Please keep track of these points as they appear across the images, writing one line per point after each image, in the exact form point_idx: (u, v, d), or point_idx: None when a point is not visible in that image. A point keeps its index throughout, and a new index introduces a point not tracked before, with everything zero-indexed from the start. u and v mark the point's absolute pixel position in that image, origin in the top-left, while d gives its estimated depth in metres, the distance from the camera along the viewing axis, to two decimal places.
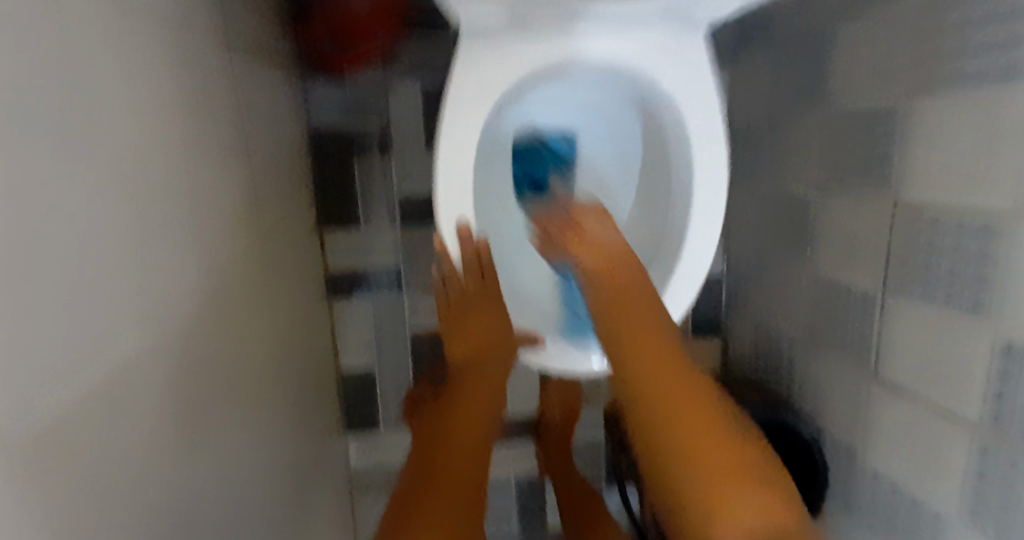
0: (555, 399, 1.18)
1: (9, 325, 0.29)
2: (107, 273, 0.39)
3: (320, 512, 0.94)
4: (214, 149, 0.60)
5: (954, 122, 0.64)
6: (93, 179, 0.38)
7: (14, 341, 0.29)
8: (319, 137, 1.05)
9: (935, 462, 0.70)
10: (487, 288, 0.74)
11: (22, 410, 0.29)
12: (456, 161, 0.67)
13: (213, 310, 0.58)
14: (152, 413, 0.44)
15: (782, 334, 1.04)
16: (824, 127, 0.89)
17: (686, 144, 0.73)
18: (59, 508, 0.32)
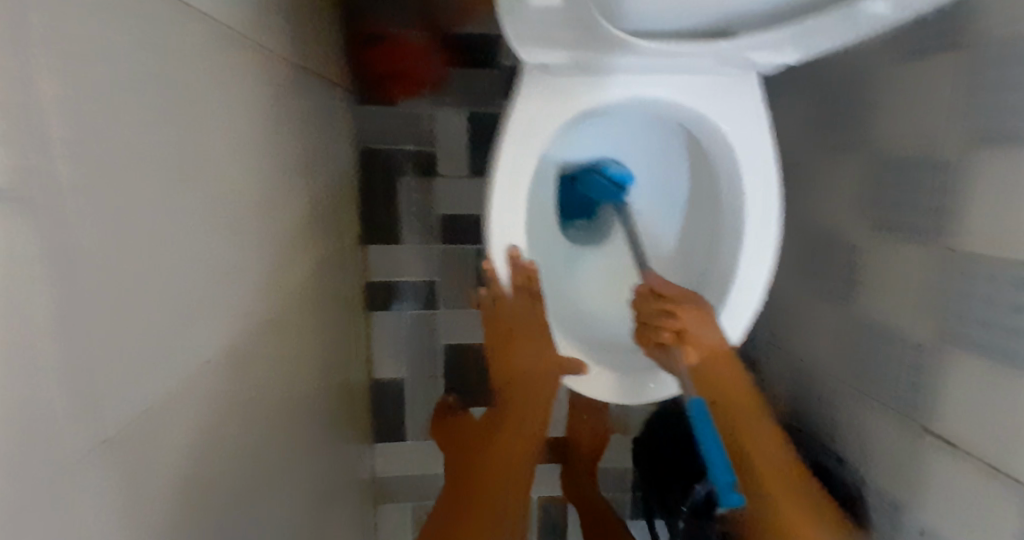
0: (584, 423, 1.18)
1: (103, 336, 0.31)
2: (193, 285, 0.41)
3: (347, 521, 0.95)
4: (279, 165, 0.63)
5: (1016, 174, 0.63)
6: (183, 197, 0.40)
7: (105, 351, 0.31)
8: (368, 154, 1.08)
9: (985, 524, 0.67)
10: (536, 314, 0.74)
11: (111, 414, 0.31)
12: (511, 188, 0.68)
13: (269, 323, 0.60)
14: (216, 419, 0.46)
15: (822, 376, 1.01)
16: (874, 168, 0.88)
17: (737, 182, 0.73)
18: (134, 507, 0.34)
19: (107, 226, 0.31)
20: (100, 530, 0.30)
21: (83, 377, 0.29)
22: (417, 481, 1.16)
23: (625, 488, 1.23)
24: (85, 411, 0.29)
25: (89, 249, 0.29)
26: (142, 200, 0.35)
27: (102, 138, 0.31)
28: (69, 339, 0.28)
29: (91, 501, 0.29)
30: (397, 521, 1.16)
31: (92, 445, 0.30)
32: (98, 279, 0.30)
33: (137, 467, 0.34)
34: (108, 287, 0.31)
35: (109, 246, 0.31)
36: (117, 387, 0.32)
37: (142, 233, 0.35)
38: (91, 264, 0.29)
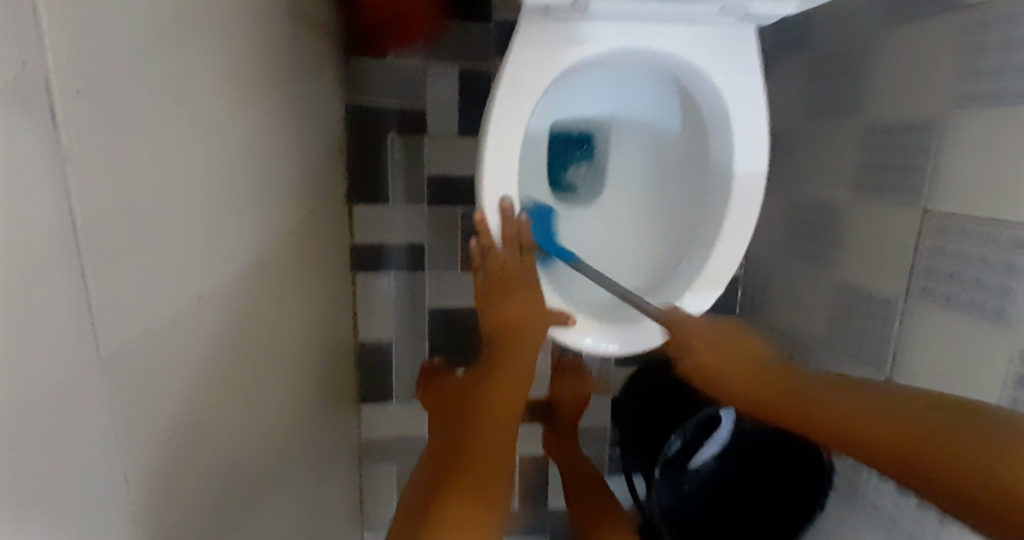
0: (567, 383, 1.20)
1: (99, 250, 0.30)
2: (190, 212, 0.41)
3: (335, 477, 0.96)
4: (273, 107, 0.62)
5: (997, 134, 0.66)
6: (181, 119, 0.40)
7: (101, 263, 0.31)
8: (358, 111, 1.06)
9: None
10: (525, 262, 0.74)
11: (110, 326, 0.32)
12: (506, 138, 0.68)
13: (264, 271, 0.59)
14: (213, 354, 0.46)
15: (798, 340, 1.05)
16: (858, 133, 0.90)
17: (729, 135, 0.74)
18: (131, 428, 0.34)
19: (99, 142, 0.30)
20: (98, 445, 0.31)
21: (80, 287, 0.29)
22: (403, 442, 1.17)
23: (606, 449, 1.26)
24: (76, 330, 0.29)
25: (86, 159, 0.29)
26: (138, 122, 0.34)
27: (102, 43, 0.30)
28: (68, 247, 0.28)
29: (90, 418, 0.30)
30: (383, 482, 1.18)
31: (88, 363, 0.30)
32: (95, 189, 0.30)
33: (131, 397, 0.34)
34: (105, 209, 0.31)
35: (104, 164, 0.30)
36: (111, 309, 0.32)
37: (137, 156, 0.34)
38: (89, 179, 0.29)
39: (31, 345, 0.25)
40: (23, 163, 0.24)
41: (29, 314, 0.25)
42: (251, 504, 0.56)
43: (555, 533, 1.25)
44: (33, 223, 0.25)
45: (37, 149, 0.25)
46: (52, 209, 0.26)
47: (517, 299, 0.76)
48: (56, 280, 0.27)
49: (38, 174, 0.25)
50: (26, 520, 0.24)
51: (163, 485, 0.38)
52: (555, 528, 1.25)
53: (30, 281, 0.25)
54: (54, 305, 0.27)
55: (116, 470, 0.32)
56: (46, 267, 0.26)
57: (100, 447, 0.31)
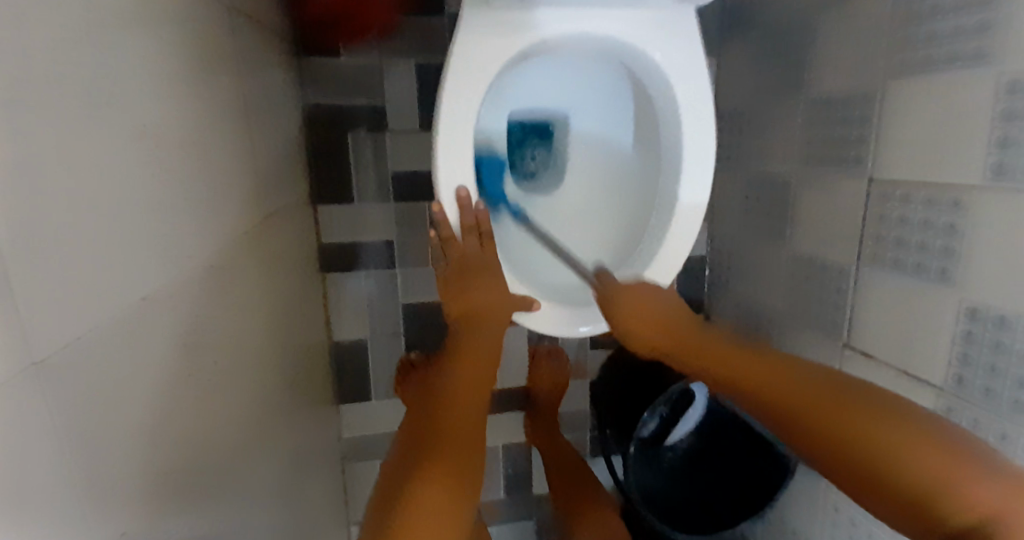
0: (545, 372, 1.20)
1: (39, 258, 0.31)
2: (126, 215, 0.41)
3: (315, 478, 0.96)
4: (216, 108, 0.61)
5: (932, 102, 0.69)
6: (112, 123, 0.40)
7: (40, 271, 0.31)
8: (316, 110, 1.06)
9: None
10: (486, 251, 0.74)
11: (54, 332, 0.32)
12: (457, 130, 0.69)
13: (219, 275, 0.59)
14: (167, 357, 0.46)
15: (763, 312, 1.08)
16: (805, 107, 0.92)
17: (676, 116, 0.76)
18: (83, 433, 0.34)
19: (31, 148, 0.30)
20: (50, 453, 0.31)
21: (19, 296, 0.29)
22: (384, 439, 1.18)
23: (586, 433, 1.28)
24: (21, 332, 0.29)
25: (20, 168, 0.29)
26: (69, 126, 0.34)
27: (26, 55, 0.30)
28: (3, 257, 0.28)
29: (40, 420, 0.30)
30: (366, 479, 1.19)
31: (35, 366, 0.30)
32: (30, 199, 0.30)
33: (80, 402, 0.34)
34: (43, 214, 0.31)
35: (39, 169, 0.31)
36: (54, 312, 0.32)
37: (69, 160, 0.34)
38: (25, 189, 0.29)
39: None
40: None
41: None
42: (224, 505, 0.57)
43: (541, 519, 1.27)
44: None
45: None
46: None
47: (478, 289, 0.75)
48: (0, 283, 0.27)
49: None
50: None
51: (125, 489, 0.39)
52: (540, 513, 1.27)
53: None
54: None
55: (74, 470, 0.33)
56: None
57: (54, 447, 0.31)
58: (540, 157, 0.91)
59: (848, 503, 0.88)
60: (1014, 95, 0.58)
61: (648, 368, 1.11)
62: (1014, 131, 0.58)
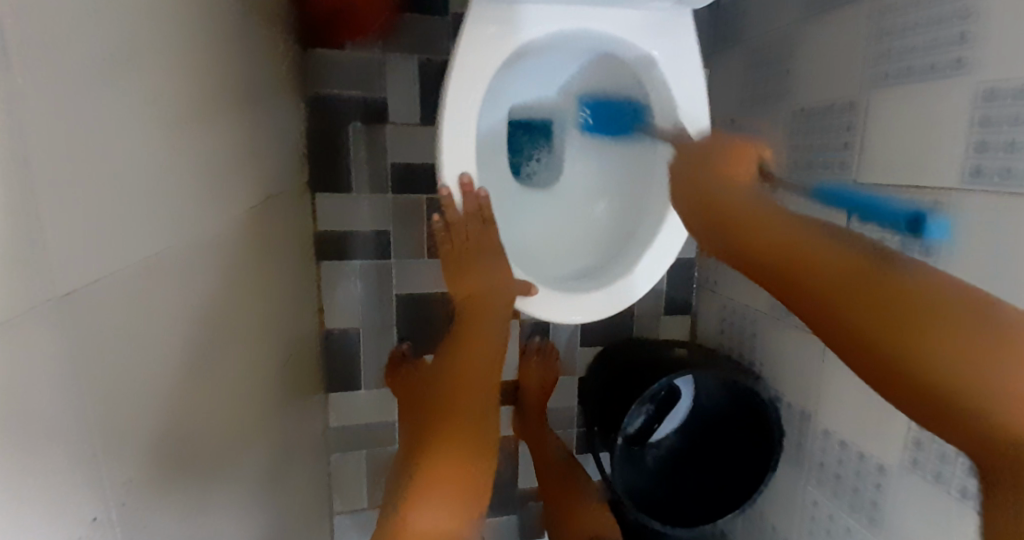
0: (534, 370, 1.21)
1: (54, 200, 0.31)
2: (141, 175, 0.42)
3: (303, 464, 0.96)
4: (225, 86, 0.62)
5: (913, 111, 0.72)
6: (131, 85, 0.41)
7: (56, 215, 0.32)
8: (318, 100, 1.07)
9: (882, 418, 0.79)
10: (489, 236, 0.75)
11: (70, 274, 0.33)
12: (463, 115, 0.70)
13: (225, 248, 0.60)
14: (172, 318, 0.47)
15: (749, 313, 1.11)
16: (791, 114, 0.96)
17: (671, 114, 0.79)
18: (90, 378, 0.35)
19: (50, 91, 0.31)
20: (57, 392, 0.32)
21: (40, 235, 0.30)
22: (373, 429, 1.18)
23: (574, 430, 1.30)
24: (32, 269, 0.29)
25: (45, 113, 0.30)
26: (87, 77, 0.35)
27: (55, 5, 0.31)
28: (30, 197, 0.29)
29: (41, 359, 0.30)
30: (352, 470, 1.19)
31: (40, 305, 0.30)
32: (54, 143, 0.31)
33: (87, 347, 0.35)
34: (57, 156, 0.32)
35: (56, 112, 0.31)
36: (60, 253, 0.32)
37: (85, 109, 0.34)
38: (47, 132, 0.31)
39: None
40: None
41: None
42: (219, 474, 0.57)
43: (526, 514, 1.28)
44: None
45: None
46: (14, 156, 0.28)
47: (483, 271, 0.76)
48: (13, 215, 0.27)
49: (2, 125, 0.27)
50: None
51: (126, 440, 0.39)
52: (525, 508, 1.28)
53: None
54: (19, 246, 0.28)
55: (70, 415, 0.33)
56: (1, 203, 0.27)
57: (48, 387, 0.31)
58: (543, 159, 0.95)
59: (825, 498, 0.91)
60: (989, 104, 0.62)
61: (637, 366, 1.11)
62: (988, 139, 0.62)
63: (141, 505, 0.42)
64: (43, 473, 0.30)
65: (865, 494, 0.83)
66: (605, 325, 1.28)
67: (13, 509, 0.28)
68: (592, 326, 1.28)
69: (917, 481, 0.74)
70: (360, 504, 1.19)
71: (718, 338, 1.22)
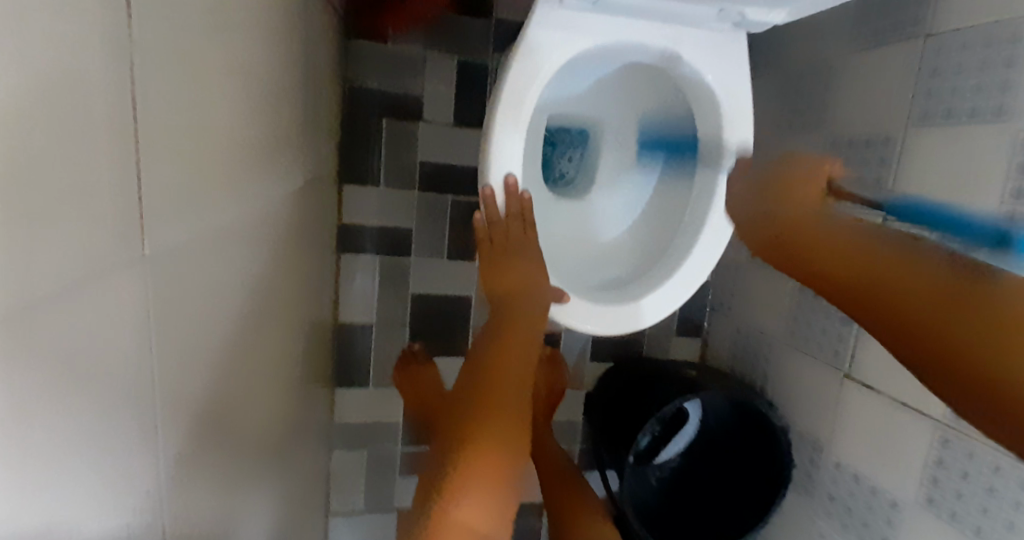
0: (543, 379, 1.15)
1: (143, 161, 0.31)
2: (213, 145, 0.42)
3: (307, 457, 0.95)
4: (284, 65, 0.63)
5: (951, 151, 0.74)
6: (213, 55, 0.41)
7: (144, 176, 0.31)
8: (356, 92, 1.08)
9: (899, 453, 0.80)
10: (529, 238, 0.75)
11: (152, 235, 0.33)
12: (516, 111, 0.71)
13: (269, 228, 0.60)
14: (223, 290, 0.46)
15: (763, 340, 1.12)
16: (824, 145, 0.97)
17: (717, 128, 0.80)
18: (157, 342, 0.35)
19: (149, 49, 0.31)
20: (127, 355, 0.31)
21: (129, 194, 0.30)
22: (376, 428, 1.17)
23: (577, 444, 1.29)
24: (122, 223, 0.29)
25: (142, 72, 0.30)
26: (179, 42, 0.35)
27: None
28: (124, 154, 0.29)
29: (122, 316, 0.30)
30: (352, 468, 1.17)
31: (128, 261, 0.30)
32: (148, 104, 0.31)
33: (156, 310, 0.34)
34: (149, 116, 0.31)
35: (151, 71, 0.31)
36: (150, 212, 0.32)
37: (175, 74, 0.34)
38: (142, 89, 0.30)
39: (80, 226, 0.25)
40: (82, 43, 0.24)
41: (82, 192, 0.25)
42: (240, 455, 0.56)
43: (522, 525, 1.27)
44: (89, 105, 0.25)
45: (95, 28, 0.25)
46: (114, 112, 0.27)
47: (523, 272, 0.75)
48: (106, 168, 0.27)
49: (107, 80, 0.26)
50: (51, 399, 0.24)
51: (177, 410, 0.39)
52: (522, 520, 1.27)
53: (88, 166, 0.26)
54: (111, 202, 0.28)
55: (137, 384, 0.33)
56: (97, 155, 0.26)
57: (125, 345, 0.31)
58: (575, 159, 0.98)
59: (833, 530, 0.91)
60: None
61: (647, 381, 1.12)
62: None
63: (181, 477, 0.41)
64: (104, 435, 0.30)
65: (875, 528, 0.83)
66: (617, 340, 1.28)
67: (72, 463, 0.27)
68: (605, 341, 1.28)
69: (930, 518, 0.74)
70: (355, 503, 1.18)
71: (730, 362, 1.23)
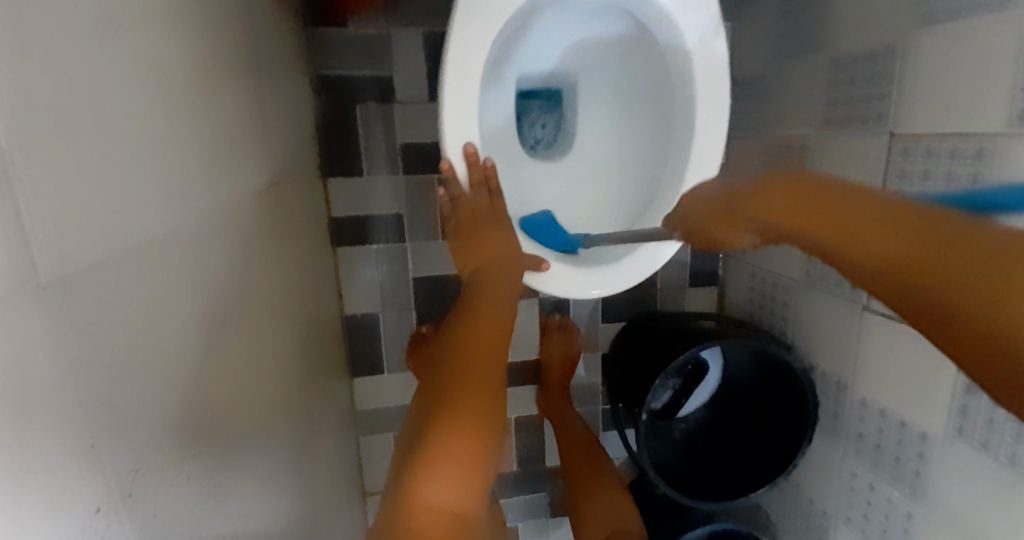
0: (556, 346, 1.18)
1: (37, 191, 0.31)
2: (134, 160, 0.41)
3: (329, 446, 0.97)
4: (223, 63, 0.61)
5: (958, 51, 0.67)
6: (119, 68, 0.40)
7: (42, 208, 0.31)
8: (325, 81, 1.05)
9: (925, 385, 0.75)
10: (495, 206, 0.76)
11: (58, 266, 0.32)
12: (465, 74, 0.68)
13: (230, 234, 0.59)
14: (176, 300, 0.46)
15: (780, 281, 1.07)
16: (824, 64, 0.92)
17: (690, 73, 0.78)
18: (88, 369, 0.35)
19: (19, 64, 0.29)
20: (48, 391, 0.31)
21: (19, 231, 0.29)
22: (398, 412, 1.19)
23: (598, 407, 1.28)
24: (14, 256, 0.29)
25: (19, 105, 0.29)
26: (62, 54, 0.33)
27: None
28: (7, 189, 0.28)
29: (28, 348, 0.29)
30: (380, 452, 1.20)
31: (26, 285, 0.29)
32: (34, 132, 0.30)
33: (82, 336, 0.34)
34: (34, 138, 0.30)
35: (26, 85, 0.30)
36: (43, 235, 0.31)
37: (63, 86, 0.33)
38: (24, 118, 0.30)
39: None
40: None
41: None
42: (233, 457, 0.57)
43: (553, 491, 1.27)
44: None
45: None
46: None
47: (491, 237, 0.77)
48: None
49: None
50: None
51: (132, 430, 0.39)
52: (552, 486, 1.28)
53: None
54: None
55: (69, 414, 0.33)
56: None
57: (45, 373, 0.31)
58: (548, 122, 0.94)
59: (863, 469, 0.87)
60: None
61: (659, 334, 1.10)
62: None
63: (152, 490, 0.42)
64: (42, 467, 0.30)
65: (907, 463, 0.79)
66: (629, 299, 1.25)
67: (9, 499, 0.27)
68: (618, 301, 1.25)
69: (962, 448, 0.70)
70: None
71: (747, 308, 1.19)
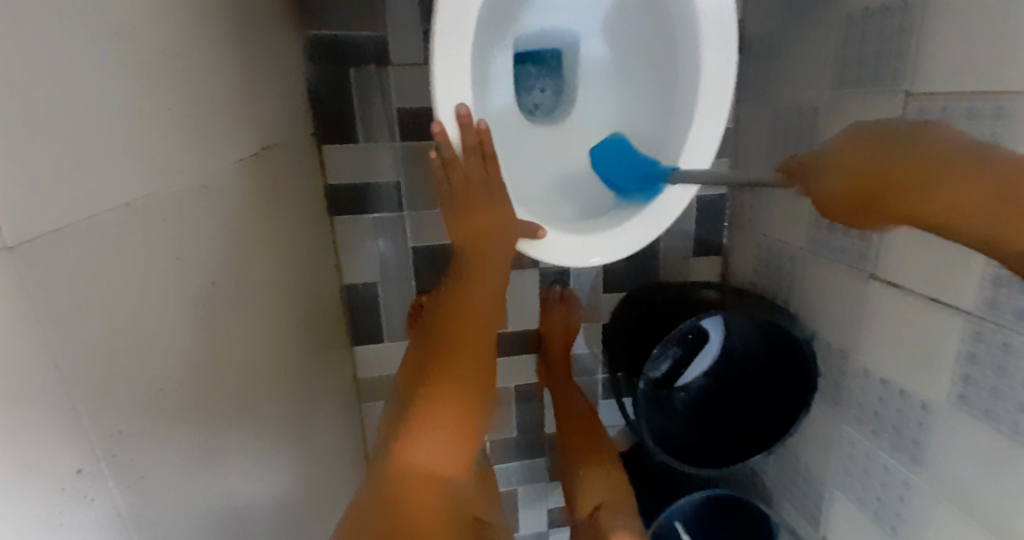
0: (556, 317, 1.20)
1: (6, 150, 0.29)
2: (108, 121, 0.40)
3: (329, 415, 0.98)
4: (204, 22, 0.59)
5: (975, 4, 0.64)
6: (89, 24, 0.38)
7: (13, 167, 0.30)
8: (317, 44, 1.02)
9: (929, 354, 0.74)
10: (491, 175, 0.72)
11: (32, 229, 0.31)
12: (457, 29, 0.66)
13: (218, 201, 0.58)
14: (159, 268, 0.45)
15: (785, 250, 1.05)
16: (836, 23, 0.90)
17: (695, 37, 0.76)
18: (68, 338, 0.34)
19: None
20: (25, 360, 0.30)
21: None
22: None
23: (598, 377, 1.27)
24: None
25: None
26: (30, 10, 0.32)
27: None
28: None
29: (3, 315, 0.28)
30: None
31: None
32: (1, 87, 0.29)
33: (60, 303, 0.33)
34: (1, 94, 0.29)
35: None
36: (9, 201, 0.29)
37: (29, 39, 0.31)
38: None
39: None
40: None
41: None
42: (228, 425, 0.57)
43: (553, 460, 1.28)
44: None
45: None
46: None
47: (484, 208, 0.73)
48: None
49: None
50: None
51: (118, 400, 0.39)
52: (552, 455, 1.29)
53: None
54: None
55: (51, 382, 0.32)
56: None
57: (21, 340, 0.30)
58: (547, 88, 0.91)
59: (864, 439, 0.87)
60: None
61: (662, 306, 1.07)
62: None
63: (142, 458, 0.42)
64: (24, 434, 0.30)
65: (907, 433, 0.78)
66: (631, 268, 1.24)
67: None
68: (619, 271, 1.24)
69: (964, 418, 0.69)
70: None
71: (751, 277, 1.17)
